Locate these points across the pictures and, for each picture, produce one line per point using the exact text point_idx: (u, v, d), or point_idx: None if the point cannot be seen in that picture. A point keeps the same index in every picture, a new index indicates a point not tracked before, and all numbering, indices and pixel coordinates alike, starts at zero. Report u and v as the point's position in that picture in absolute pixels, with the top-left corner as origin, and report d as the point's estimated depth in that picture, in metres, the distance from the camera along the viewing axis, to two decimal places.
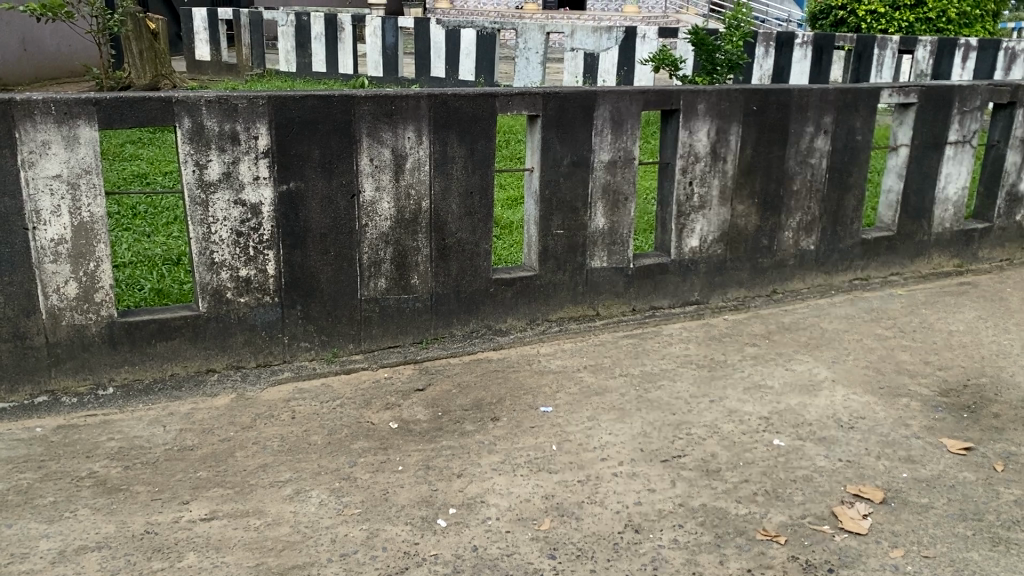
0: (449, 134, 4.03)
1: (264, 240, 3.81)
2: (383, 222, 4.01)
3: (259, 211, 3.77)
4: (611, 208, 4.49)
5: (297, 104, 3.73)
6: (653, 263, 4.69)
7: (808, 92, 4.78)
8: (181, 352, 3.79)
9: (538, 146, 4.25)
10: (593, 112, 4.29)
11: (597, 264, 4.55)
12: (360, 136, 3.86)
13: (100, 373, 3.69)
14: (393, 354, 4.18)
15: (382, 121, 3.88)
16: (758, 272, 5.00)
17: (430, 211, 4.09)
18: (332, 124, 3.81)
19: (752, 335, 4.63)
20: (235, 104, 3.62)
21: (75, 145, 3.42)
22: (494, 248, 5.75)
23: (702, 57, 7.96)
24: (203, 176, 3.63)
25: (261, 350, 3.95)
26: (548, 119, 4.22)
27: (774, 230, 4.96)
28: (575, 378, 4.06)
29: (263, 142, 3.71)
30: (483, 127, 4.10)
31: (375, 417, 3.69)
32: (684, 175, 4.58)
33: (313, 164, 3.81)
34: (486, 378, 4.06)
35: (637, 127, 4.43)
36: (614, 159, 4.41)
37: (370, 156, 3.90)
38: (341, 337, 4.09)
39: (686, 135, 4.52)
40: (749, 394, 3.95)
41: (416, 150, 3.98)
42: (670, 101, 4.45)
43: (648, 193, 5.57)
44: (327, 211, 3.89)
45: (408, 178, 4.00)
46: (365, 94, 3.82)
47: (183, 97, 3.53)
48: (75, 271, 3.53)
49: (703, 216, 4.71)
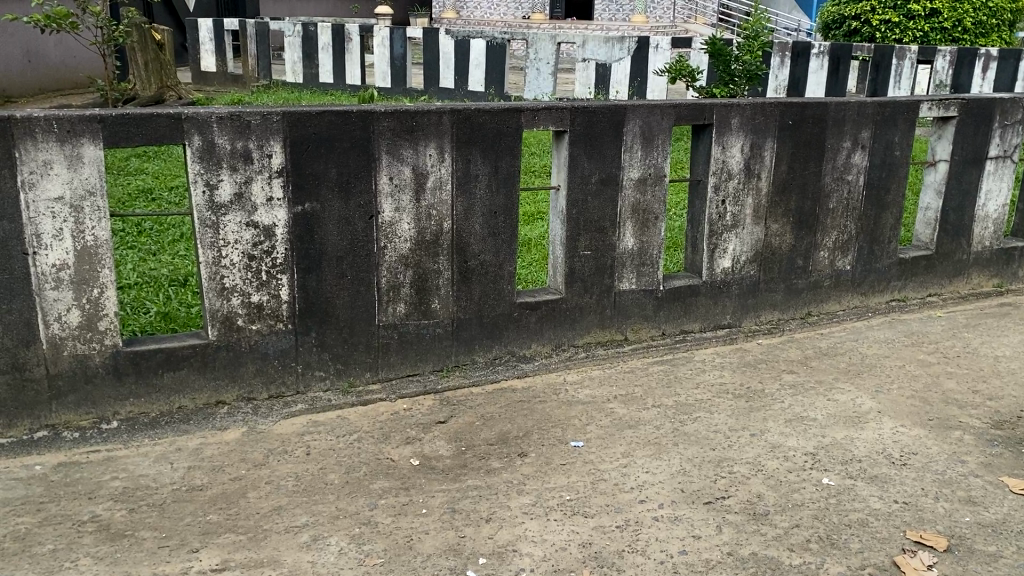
0: (473, 151, 3.82)
1: (278, 264, 3.60)
2: (403, 244, 3.79)
3: (273, 234, 3.56)
4: (640, 228, 4.26)
5: (314, 120, 3.52)
6: (683, 285, 4.46)
7: (845, 106, 4.56)
8: (190, 384, 3.58)
9: (565, 163, 4.03)
10: (623, 128, 4.08)
11: (625, 286, 4.32)
12: (379, 154, 3.65)
13: (103, 406, 3.47)
14: (413, 383, 3.95)
15: (402, 137, 3.67)
16: (792, 294, 4.78)
17: (452, 232, 3.87)
18: (350, 141, 3.60)
19: (788, 362, 4.41)
20: (248, 120, 3.41)
21: (78, 164, 3.21)
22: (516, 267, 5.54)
23: (719, 68, 7.77)
24: (214, 197, 3.42)
25: (273, 380, 3.73)
26: (576, 135, 4.00)
27: (809, 250, 4.73)
28: (605, 409, 3.83)
29: (278, 160, 3.50)
30: (507, 144, 3.89)
31: (395, 453, 3.46)
32: (717, 193, 4.37)
33: (329, 184, 3.60)
34: (511, 409, 3.83)
35: (668, 142, 4.21)
36: (645, 177, 4.19)
37: (390, 175, 3.69)
38: (357, 366, 3.87)
39: (719, 151, 4.31)
40: (790, 427, 3.73)
41: (437, 168, 3.77)
42: (702, 115, 4.23)
43: (675, 211, 5.35)
44: (344, 233, 3.67)
45: (429, 198, 3.78)
46: (385, 109, 3.61)
47: (194, 113, 3.33)
48: (78, 297, 3.32)
49: (736, 235, 4.49)
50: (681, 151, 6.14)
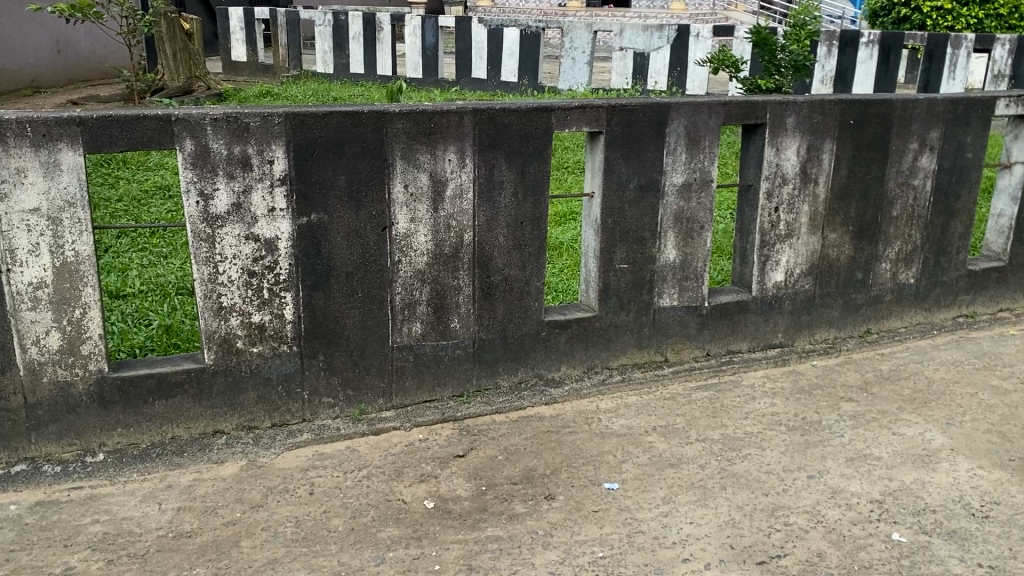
0: (498, 155, 3.43)
1: (281, 281, 3.26)
2: (420, 259, 3.43)
3: (275, 247, 3.21)
4: (683, 238, 3.85)
5: (321, 121, 3.16)
6: (730, 301, 4.05)
7: (913, 103, 4.10)
8: (184, 412, 3.25)
9: (601, 167, 3.63)
10: (665, 128, 3.66)
11: (666, 302, 3.92)
12: (393, 159, 3.28)
13: (88, 437, 3.16)
14: (430, 410, 3.58)
15: (419, 141, 3.29)
16: (850, 310, 4.34)
17: (474, 245, 3.50)
18: (361, 145, 3.23)
19: (846, 388, 3.98)
20: (247, 123, 3.06)
21: (56, 172, 2.88)
22: (548, 274, 5.17)
23: (764, 58, 7.27)
24: (209, 208, 3.08)
25: (277, 407, 3.38)
26: (612, 136, 3.59)
27: (870, 262, 4.29)
28: (643, 445, 3.44)
29: (280, 167, 3.14)
30: (537, 147, 3.50)
31: (407, 493, 3.10)
32: (769, 200, 3.95)
33: (338, 193, 3.24)
34: (538, 442, 3.45)
35: (716, 144, 3.79)
36: (689, 182, 3.78)
37: (405, 182, 3.32)
38: (369, 391, 3.51)
39: (773, 153, 3.89)
40: (851, 467, 3.32)
41: (458, 174, 3.39)
42: (754, 114, 3.81)
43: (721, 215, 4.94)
44: (354, 246, 3.32)
45: (449, 207, 3.41)
46: (399, 109, 3.24)
47: (186, 115, 2.98)
48: (59, 319, 3.01)
49: (789, 246, 4.07)
50: (727, 152, 5.68)
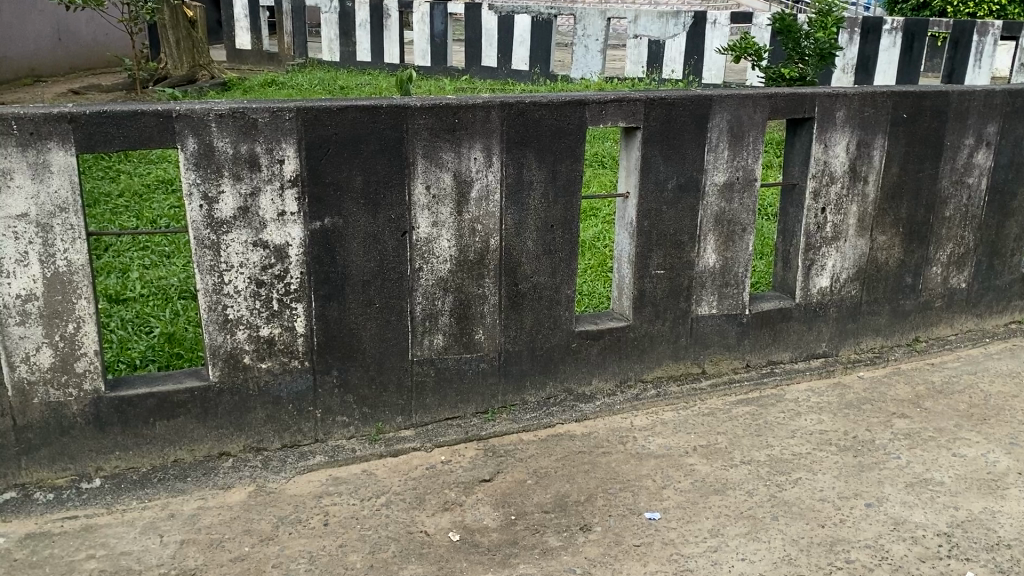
0: (527, 153, 3.15)
1: (292, 291, 2.99)
2: (442, 266, 3.16)
3: (286, 255, 2.94)
4: (724, 242, 3.58)
5: (336, 116, 2.88)
6: (773, 308, 3.77)
7: (970, 96, 3.82)
8: (188, 433, 2.99)
9: (637, 166, 3.35)
10: (707, 123, 3.38)
11: (704, 311, 3.64)
12: (414, 157, 3.01)
13: (83, 461, 2.91)
14: (453, 429, 3.31)
15: (442, 138, 3.02)
16: (898, 317, 4.06)
17: (501, 250, 3.23)
18: (379, 143, 2.96)
19: (896, 403, 3.71)
20: (255, 119, 2.79)
21: (45, 174, 2.61)
22: (582, 276, 4.92)
23: (788, 46, 6.96)
24: (213, 212, 2.81)
25: (287, 427, 3.12)
26: (650, 132, 3.31)
27: (920, 266, 4.01)
28: (684, 468, 3.18)
29: (291, 167, 2.87)
30: (569, 144, 3.22)
31: (431, 523, 2.84)
32: (816, 200, 3.67)
33: (354, 195, 2.97)
34: (570, 464, 3.19)
35: (760, 140, 3.50)
36: (731, 182, 3.50)
37: (426, 183, 3.04)
38: (387, 409, 3.24)
39: (820, 150, 3.61)
40: (912, 494, 3.06)
41: (484, 174, 3.11)
42: (802, 107, 3.53)
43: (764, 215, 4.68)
44: (371, 253, 3.05)
45: (474, 210, 3.14)
46: (421, 103, 2.96)
47: (187, 110, 2.71)
48: (50, 334, 2.75)
49: (836, 250, 3.80)
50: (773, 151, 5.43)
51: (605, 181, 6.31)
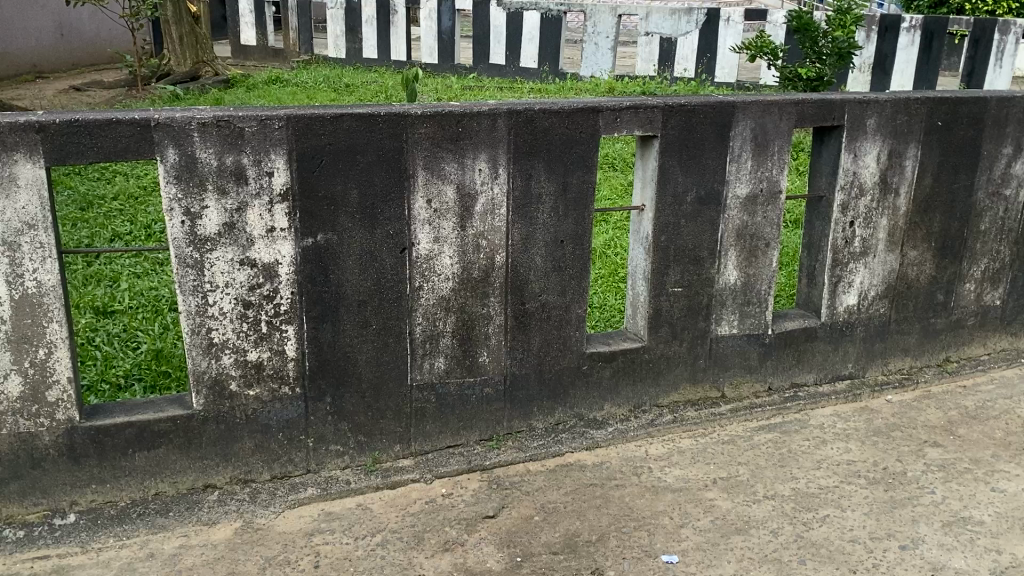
0: (536, 164, 2.93)
1: (282, 312, 2.77)
2: (443, 284, 2.94)
3: (275, 274, 2.73)
4: (746, 258, 3.35)
5: (330, 124, 2.66)
6: (796, 328, 3.55)
7: (1009, 102, 3.58)
8: (169, 465, 2.79)
9: (654, 177, 3.12)
10: (729, 131, 3.15)
11: (724, 331, 3.42)
12: (414, 169, 2.78)
13: (56, 495, 2.70)
14: (455, 458, 3.09)
15: (445, 148, 2.80)
16: (928, 336, 3.83)
17: (507, 268, 3.00)
18: (377, 153, 2.73)
19: (928, 429, 3.48)
20: (241, 128, 2.57)
21: (12, 187, 2.41)
22: (594, 286, 4.71)
23: (805, 45, 6.69)
24: (196, 228, 2.60)
25: (277, 457, 2.91)
26: (668, 141, 3.08)
27: (952, 282, 3.78)
28: (703, 504, 2.96)
29: (281, 180, 2.65)
30: (581, 154, 2.99)
31: (430, 566, 2.63)
32: (844, 213, 3.45)
33: (349, 210, 2.75)
34: (581, 499, 2.97)
35: (786, 150, 3.27)
36: (754, 194, 3.27)
37: (427, 196, 2.82)
38: (385, 437, 3.02)
39: (849, 160, 3.38)
40: (949, 535, 2.83)
41: (490, 186, 2.89)
42: (830, 114, 3.30)
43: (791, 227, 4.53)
44: (368, 272, 2.83)
45: (479, 225, 2.92)
46: (422, 111, 2.74)
47: (167, 119, 2.49)
48: (19, 361, 2.54)
49: (864, 266, 3.57)
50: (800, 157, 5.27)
51: (616, 184, 6.07)
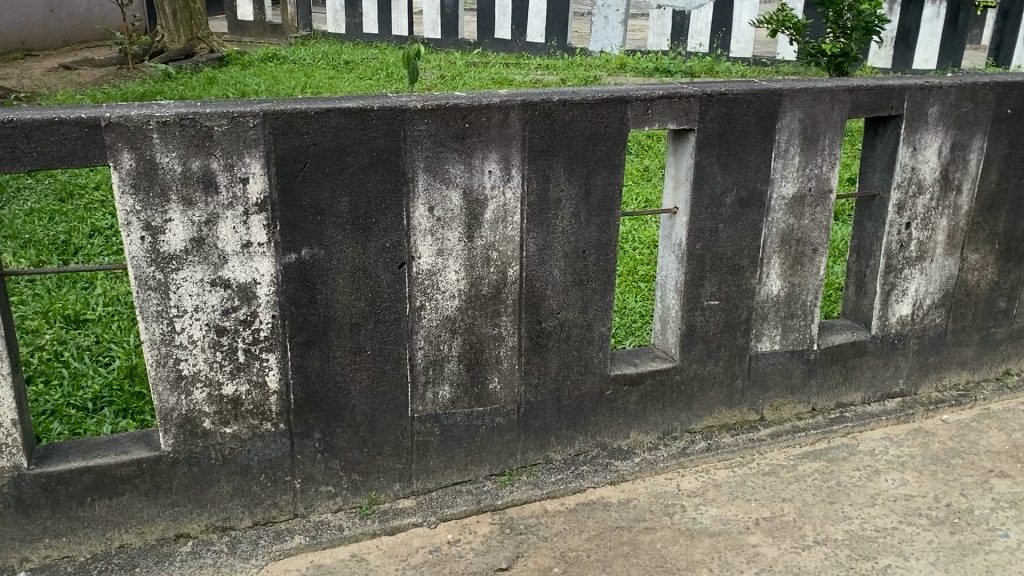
0: (555, 164, 2.53)
1: (262, 339, 2.40)
2: (448, 303, 2.55)
3: (253, 295, 2.35)
4: (791, 266, 2.96)
5: (314, 121, 2.26)
6: (844, 343, 3.17)
7: None
8: (135, 514, 2.42)
9: (689, 177, 2.72)
10: (775, 123, 2.75)
11: (765, 347, 3.04)
12: (414, 172, 2.39)
13: (4, 551, 2.35)
14: (463, 496, 2.73)
15: (449, 147, 2.40)
16: (987, 347, 3.45)
17: (521, 282, 2.62)
18: (370, 154, 2.34)
19: (993, 455, 3.11)
20: (210, 128, 2.17)
21: None
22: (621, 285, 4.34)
23: (829, 19, 6.24)
24: (158, 245, 2.21)
25: (260, 502, 2.55)
26: (706, 135, 2.68)
27: (1015, 288, 3.39)
28: (745, 551, 2.60)
29: (257, 188, 2.26)
30: (606, 152, 2.59)
31: None
32: (900, 214, 3.05)
33: (338, 220, 2.36)
34: (607, 546, 2.60)
35: (838, 143, 2.87)
36: (802, 194, 2.88)
37: (429, 202, 2.43)
38: (382, 476, 2.66)
39: (908, 154, 2.98)
40: None
41: (501, 191, 2.50)
42: (888, 103, 2.90)
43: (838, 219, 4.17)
44: (361, 290, 2.45)
45: (489, 234, 2.53)
46: (423, 104, 2.34)
47: (121, 118, 2.10)
48: None
49: (920, 272, 3.19)
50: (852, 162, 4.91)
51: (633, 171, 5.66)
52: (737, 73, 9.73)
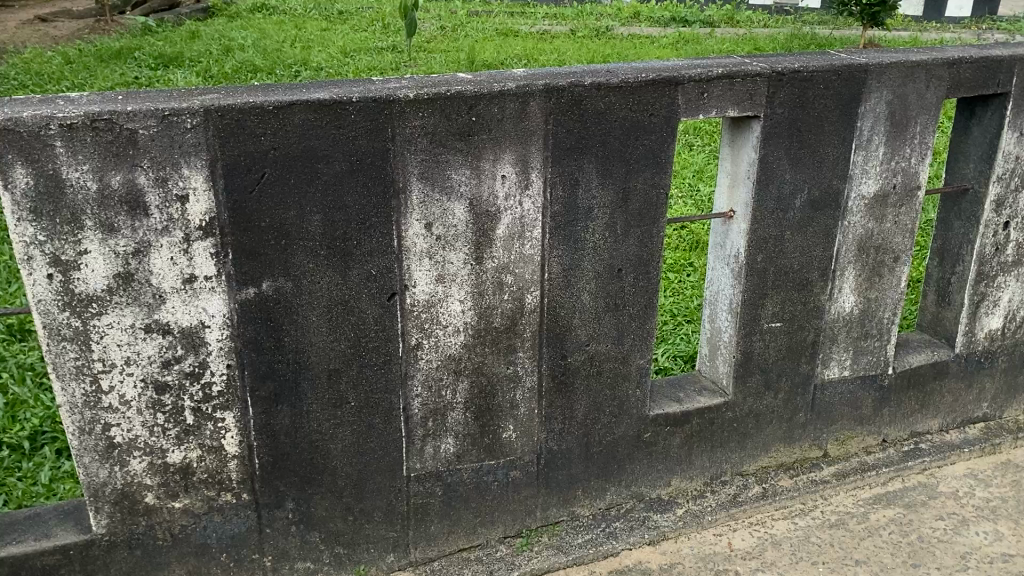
0: (585, 164, 2.00)
1: (214, 395, 1.89)
2: (452, 340, 2.05)
3: (201, 342, 1.83)
4: (868, 278, 2.43)
5: (272, 119, 1.72)
6: (924, 364, 2.66)
7: None
8: None
9: (751, 175, 2.18)
10: (858, 107, 2.20)
11: (832, 374, 2.53)
12: (405, 180, 1.86)
13: None
14: (472, 566, 2.24)
15: (451, 147, 1.87)
16: None
17: (542, 311, 2.11)
18: (349, 159, 1.80)
19: None
20: (133, 131, 1.63)
21: None
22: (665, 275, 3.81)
23: None
24: (71, 285, 1.69)
25: None
26: (773, 124, 2.13)
27: None
28: None
29: (200, 207, 1.73)
30: (651, 147, 2.05)
31: None
32: (999, 212, 2.51)
33: (309, 245, 1.84)
34: None
35: (933, 128, 2.31)
36: (885, 192, 2.33)
37: (426, 218, 1.91)
38: (373, 546, 2.17)
39: (1013, 140, 2.43)
40: None
41: (517, 200, 1.97)
42: (993, 78, 2.34)
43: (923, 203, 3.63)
44: (341, 330, 1.94)
45: (501, 254, 2.01)
46: (416, 93, 1.80)
47: (9, 121, 1.55)
48: None
49: (1016, 279, 2.66)
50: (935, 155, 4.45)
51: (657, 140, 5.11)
52: (758, 22, 9.09)
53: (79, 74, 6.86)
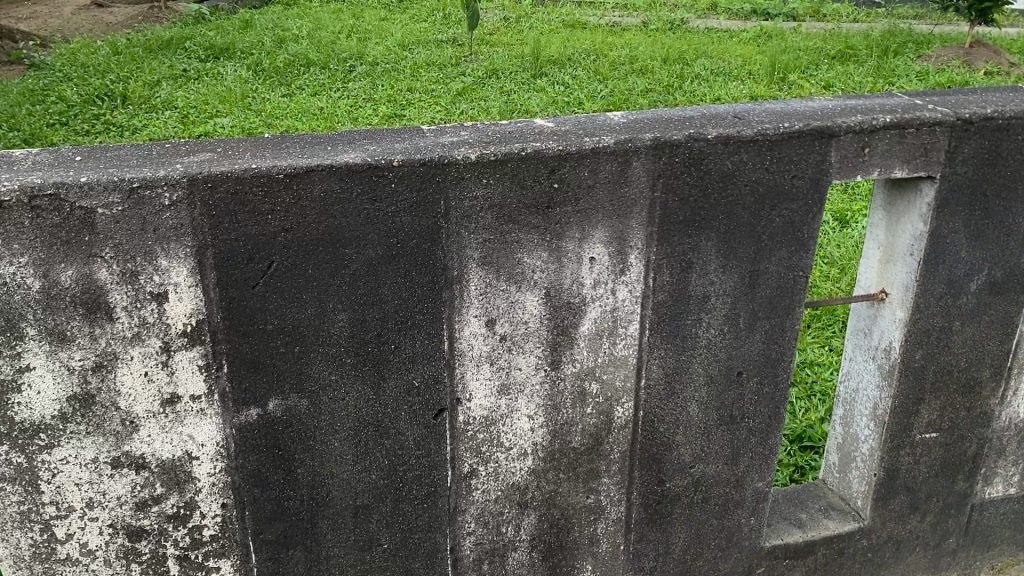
0: (702, 242, 1.49)
1: (204, 541, 1.44)
2: (517, 465, 1.56)
3: (187, 477, 1.38)
4: None
5: (283, 190, 1.25)
6: None
7: None
8: None
9: (918, 251, 1.66)
10: None
11: (996, 492, 1.99)
12: (463, 267, 1.38)
13: None
14: None
15: (525, 223, 1.38)
16: None
17: (636, 427, 1.61)
18: (386, 241, 1.33)
19: None
20: (88, 211, 1.18)
21: None
22: None
23: None
24: (9, 411, 1.26)
25: None
26: (953, 187, 1.60)
27: None
28: None
29: (184, 308, 1.28)
30: (790, 219, 1.54)
31: None
32: None
33: (332, 351, 1.37)
34: None
35: None
36: None
37: (488, 314, 1.42)
38: None
39: None
40: None
41: (611, 289, 1.48)
42: None
43: None
44: (373, 455, 1.47)
45: (586, 357, 1.52)
46: (480, 154, 1.32)
47: None
48: None
49: None
50: None
51: None
52: (849, 16, 8.36)
53: (125, 66, 6.51)
